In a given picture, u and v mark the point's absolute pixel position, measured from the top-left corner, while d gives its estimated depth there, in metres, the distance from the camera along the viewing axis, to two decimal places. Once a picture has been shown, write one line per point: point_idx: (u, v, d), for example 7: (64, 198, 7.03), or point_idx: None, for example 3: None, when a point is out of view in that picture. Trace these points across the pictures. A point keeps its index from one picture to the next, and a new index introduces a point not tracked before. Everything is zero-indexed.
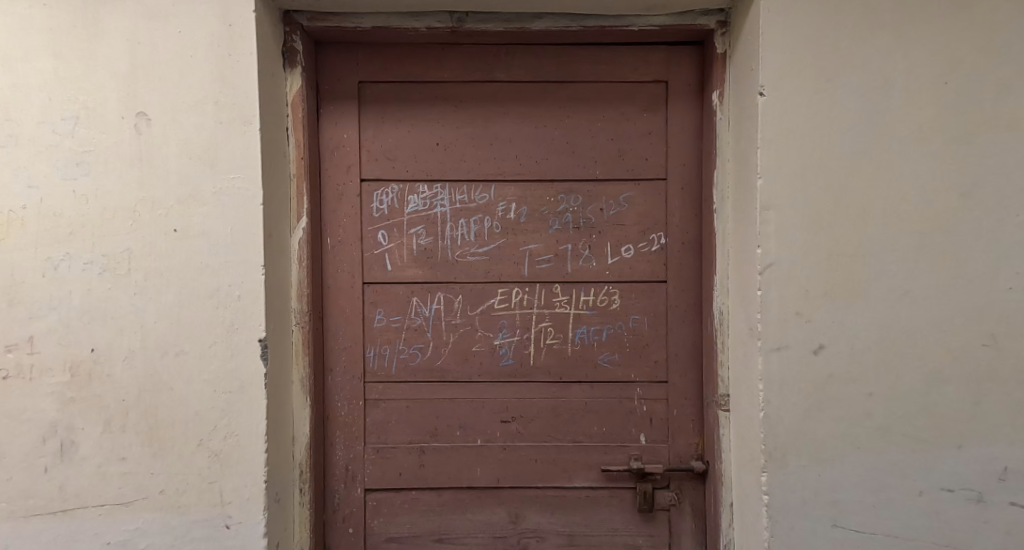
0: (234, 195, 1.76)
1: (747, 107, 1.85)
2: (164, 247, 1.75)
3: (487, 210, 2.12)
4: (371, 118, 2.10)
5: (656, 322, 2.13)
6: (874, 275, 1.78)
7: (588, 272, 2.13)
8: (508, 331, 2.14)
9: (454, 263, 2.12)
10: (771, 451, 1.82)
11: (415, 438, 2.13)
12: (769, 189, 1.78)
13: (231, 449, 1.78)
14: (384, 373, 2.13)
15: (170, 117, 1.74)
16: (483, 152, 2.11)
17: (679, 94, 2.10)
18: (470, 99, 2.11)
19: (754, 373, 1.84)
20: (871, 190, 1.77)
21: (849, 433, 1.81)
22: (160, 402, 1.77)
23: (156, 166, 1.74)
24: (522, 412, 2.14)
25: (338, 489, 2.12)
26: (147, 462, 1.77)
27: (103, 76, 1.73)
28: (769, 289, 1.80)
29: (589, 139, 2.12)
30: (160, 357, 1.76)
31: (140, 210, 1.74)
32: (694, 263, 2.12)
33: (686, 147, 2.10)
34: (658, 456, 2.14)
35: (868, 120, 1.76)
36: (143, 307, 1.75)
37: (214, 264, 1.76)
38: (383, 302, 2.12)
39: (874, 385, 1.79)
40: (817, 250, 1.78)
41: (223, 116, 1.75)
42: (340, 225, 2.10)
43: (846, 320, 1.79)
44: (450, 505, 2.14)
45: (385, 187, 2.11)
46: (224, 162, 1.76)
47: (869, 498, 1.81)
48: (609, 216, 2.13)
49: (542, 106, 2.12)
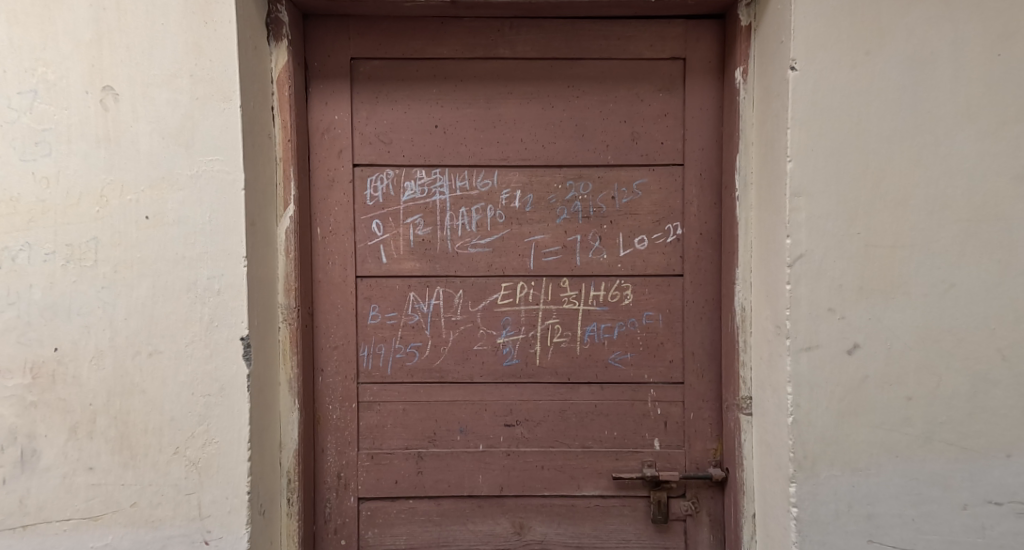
0: (213, 179, 1.61)
1: (775, 84, 1.69)
2: (134, 236, 1.60)
3: (489, 198, 1.96)
4: (364, 97, 1.94)
5: (672, 318, 1.98)
6: (916, 268, 1.62)
7: (598, 265, 1.97)
8: (512, 328, 1.98)
9: (454, 255, 1.97)
10: (800, 460, 1.67)
11: (412, 443, 1.98)
12: (801, 173, 1.63)
13: (210, 457, 1.63)
14: (378, 374, 1.97)
15: (140, 92, 1.59)
16: (485, 135, 1.96)
17: (698, 71, 1.93)
18: (471, 78, 1.95)
19: (781, 375, 1.69)
20: (912, 173, 1.61)
21: (886, 441, 1.66)
22: (132, 406, 1.62)
23: (125, 147, 1.59)
24: (527, 416, 1.99)
25: (329, 497, 1.97)
26: (118, 472, 1.62)
27: (64, 46, 1.57)
28: (798, 283, 1.65)
29: (600, 122, 1.96)
30: (132, 357, 1.61)
31: (106, 196, 1.59)
32: (713, 256, 1.96)
33: (705, 130, 1.94)
34: (674, 463, 1.98)
35: (909, 95, 1.60)
36: (112, 303, 1.60)
37: (191, 255, 1.61)
38: (378, 297, 1.97)
39: (915, 388, 1.64)
40: (853, 240, 1.63)
41: (199, 91, 1.59)
42: (331, 213, 1.94)
43: (884, 317, 1.64)
44: (450, 515, 1.99)
45: (380, 172, 1.95)
46: (200, 142, 1.60)
47: (908, 511, 1.66)
48: (621, 204, 1.97)
49: (550, 85, 1.96)
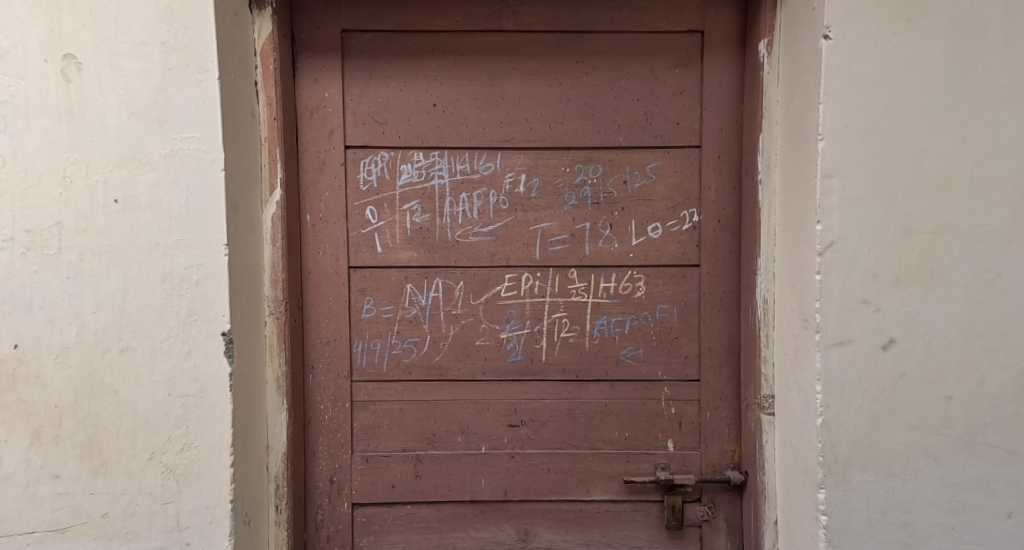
0: (189, 159, 1.46)
1: (805, 55, 1.55)
2: (102, 222, 1.46)
3: (492, 183, 1.83)
4: (357, 74, 1.80)
5: (687, 312, 1.84)
6: (958, 256, 1.50)
7: (609, 255, 1.84)
8: (517, 322, 1.85)
9: (454, 245, 1.83)
10: (830, 464, 1.54)
11: (410, 445, 1.85)
12: (833, 153, 1.49)
13: (188, 463, 1.49)
14: (373, 371, 1.84)
15: (106, 62, 1.44)
16: (487, 115, 1.81)
17: (717, 46, 1.79)
18: (472, 53, 1.81)
19: (809, 373, 1.56)
20: (955, 154, 1.48)
21: (924, 443, 1.53)
22: (101, 409, 1.48)
23: (91, 123, 1.45)
24: (532, 416, 1.86)
25: (321, 503, 1.83)
26: (86, 480, 1.48)
27: (19, 10, 1.43)
28: (829, 272, 1.52)
29: (611, 101, 1.82)
30: (100, 355, 1.47)
31: (70, 177, 1.45)
32: (732, 244, 1.82)
33: (724, 108, 1.80)
34: (689, 465, 1.85)
35: (954, 67, 1.47)
36: (77, 295, 1.46)
37: (166, 243, 1.47)
38: (372, 289, 1.83)
39: (957, 387, 1.52)
40: (890, 225, 1.50)
41: (172, 60, 1.45)
42: (321, 199, 1.80)
43: (922, 310, 1.51)
44: (451, 522, 1.86)
45: (373, 155, 1.81)
46: (175, 118, 1.46)
47: (948, 519, 1.54)
48: (633, 189, 1.83)
49: (557, 61, 1.81)
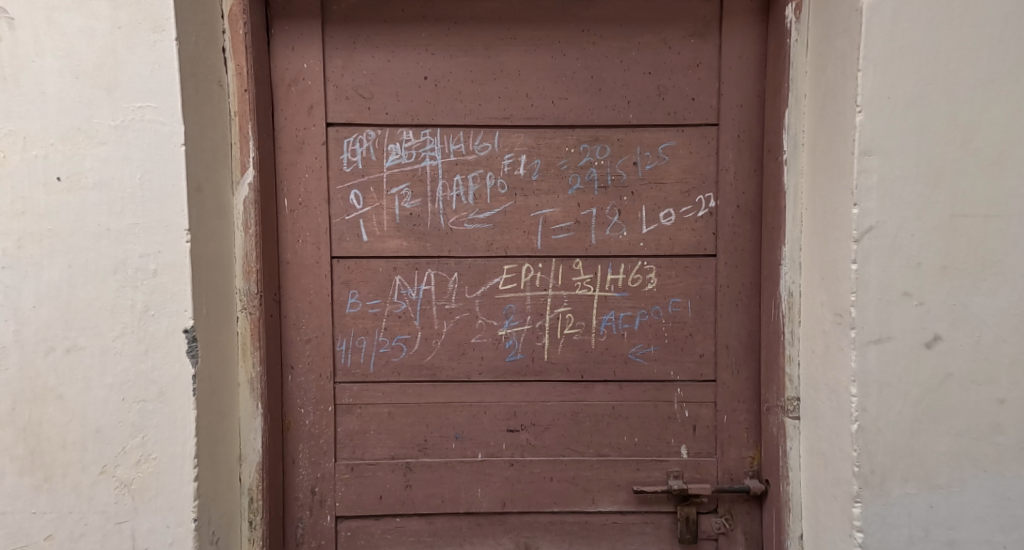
0: (144, 132, 1.30)
1: (841, 18, 1.38)
2: (43, 203, 1.28)
3: (489, 164, 1.66)
4: (339, 43, 1.62)
5: (702, 306, 1.68)
6: (1012, 244, 1.33)
7: (617, 243, 1.67)
8: (516, 317, 1.68)
9: (448, 233, 1.66)
10: (866, 475, 1.38)
11: (399, 452, 1.68)
12: (873, 126, 1.33)
13: (145, 478, 1.32)
14: (358, 372, 1.67)
15: (45, 19, 1.28)
16: (484, 89, 1.64)
17: (737, 12, 1.62)
18: (467, 20, 1.64)
19: (843, 374, 1.39)
20: (1011, 127, 1.32)
21: (972, 452, 1.37)
22: (45, 416, 1.31)
23: (28, 89, 1.28)
24: (533, 419, 1.69)
25: (301, 516, 1.66)
26: (28, 497, 1.31)
27: None
28: (866, 262, 1.35)
29: (620, 74, 1.65)
30: (43, 356, 1.30)
31: (4, 151, 1.28)
32: (753, 231, 1.65)
33: (745, 81, 1.63)
34: (704, 474, 1.68)
35: (1011, 28, 1.31)
36: (16, 287, 1.29)
37: (118, 228, 1.30)
38: (357, 282, 1.66)
39: (1010, 390, 1.35)
40: (936, 208, 1.33)
41: (122, 17, 1.29)
42: (300, 181, 1.63)
43: (971, 303, 1.34)
44: (445, 536, 1.69)
45: (358, 133, 1.64)
46: (126, 84, 1.29)
47: (999, 536, 1.38)
48: (644, 171, 1.66)
49: (560, 30, 1.64)
